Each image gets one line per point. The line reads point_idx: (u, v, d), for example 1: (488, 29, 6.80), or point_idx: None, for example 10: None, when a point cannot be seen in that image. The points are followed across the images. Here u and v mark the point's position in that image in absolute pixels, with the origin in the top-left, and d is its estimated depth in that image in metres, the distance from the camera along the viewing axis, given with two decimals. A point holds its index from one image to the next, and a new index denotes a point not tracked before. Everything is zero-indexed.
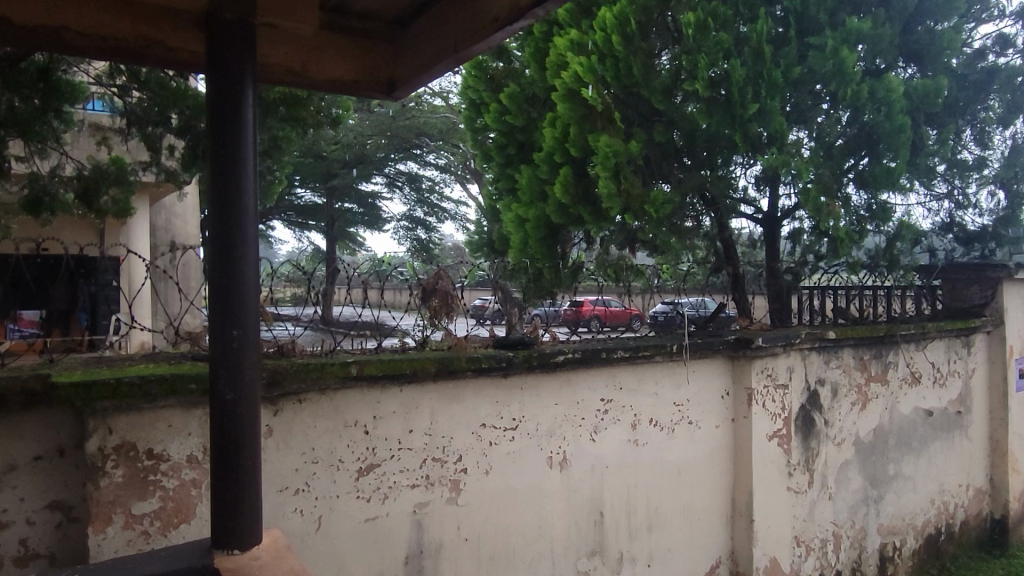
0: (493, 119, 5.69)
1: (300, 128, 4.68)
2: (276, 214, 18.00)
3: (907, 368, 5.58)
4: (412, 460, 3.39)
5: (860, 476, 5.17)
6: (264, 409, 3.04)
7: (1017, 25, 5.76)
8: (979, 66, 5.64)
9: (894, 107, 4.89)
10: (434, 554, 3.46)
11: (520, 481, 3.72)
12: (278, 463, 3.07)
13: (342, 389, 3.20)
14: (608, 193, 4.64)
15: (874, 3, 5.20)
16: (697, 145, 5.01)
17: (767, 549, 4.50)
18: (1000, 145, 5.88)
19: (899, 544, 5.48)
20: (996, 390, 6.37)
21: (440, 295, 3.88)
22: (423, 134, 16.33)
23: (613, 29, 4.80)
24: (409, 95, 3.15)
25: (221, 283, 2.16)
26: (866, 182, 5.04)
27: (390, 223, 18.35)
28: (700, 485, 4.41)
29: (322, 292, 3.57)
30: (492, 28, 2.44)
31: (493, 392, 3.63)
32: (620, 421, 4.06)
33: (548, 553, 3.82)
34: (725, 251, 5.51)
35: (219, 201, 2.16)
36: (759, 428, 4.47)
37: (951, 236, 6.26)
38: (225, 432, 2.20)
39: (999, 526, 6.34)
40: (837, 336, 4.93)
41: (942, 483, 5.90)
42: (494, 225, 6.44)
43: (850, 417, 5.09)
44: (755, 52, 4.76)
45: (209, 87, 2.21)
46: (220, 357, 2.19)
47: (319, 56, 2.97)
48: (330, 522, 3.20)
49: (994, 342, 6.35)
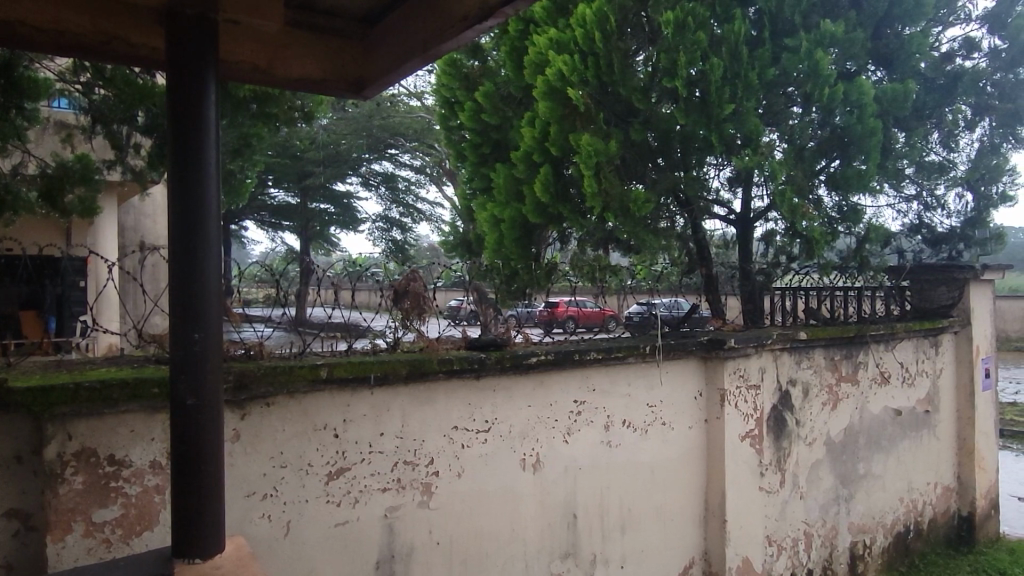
0: (468, 118, 5.69)
1: (271, 125, 4.67)
2: (249, 212, 17.93)
3: (877, 368, 5.65)
4: (384, 463, 3.36)
5: (831, 475, 5.22)
6: (231, 412, 2.98)
7: (983, 29, 5.89)
8: (946, 69, 5.77)
9: (866, 111, 4.95)
10: (405, 559, 3.42)
11: (493, 484, 3.69)
12: (245, 468, 3.01)
13: (311, 392, 3.15)
14: (590, 193, 4.68)
15: (845, 6, 5.29)
16: (672, 145, 5.01)
17: (740, 549, 4.52)
18: (966, 147, 6.01)
19: (869, 542, 5.54)
20: (963, 389, 6.46)
21: (412, 296, 3.85)
22: (398, 134, 16.22)
23: (592, 26, 4.80)
24: (378, 94, 3.13)
25: (182, 284, 2.10)
26: (838, 184, 5.10)
27: (365, 223, 18.25)
28: (673, 486, 4.41)
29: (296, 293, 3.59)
30: (462, 26, 2.41)
31: (466, 395, 3.61)
32: (593, 423, 4.06)
33: (521, 555, 3.80)
34: (698, 252, 5.59)
35: (181, 203, 2.11)
36: (731, 428, 4.49)
37: (920, 237, 6.30)
38: (186, 437, 2.14)
39: (967, 523, 6.43)
40: (809, 336, 4.98)
41: (911, 481, 5.97)
42: (469, 226, 6.45)
43: (821, 416, 5.14)
44: (733, 52, 4.82)
45: (170, 82, 2.15)
46: (180, 361, 2.13)
47: (287, 54, 2.93)
48: (299, 528, 3.15)
49: (962, 342, 6.44)
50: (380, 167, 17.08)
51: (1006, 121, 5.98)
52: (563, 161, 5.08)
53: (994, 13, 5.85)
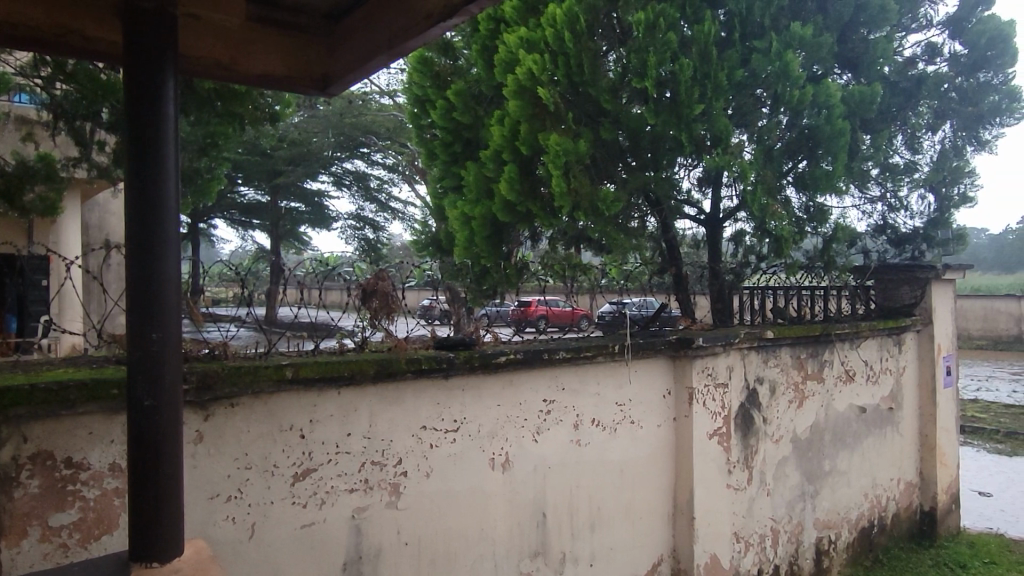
0: (439, 117, 5.66)
1: (238, 123, 4.63)
2: (217, 209, 17.96)
3: (842, 366, 5.74)
4: (350, 464, 3.33)
5: (797, 472, 5.30)
6: (194, 413, 2.93)
7: (945, 34, 6.05)
8: (909, 74, 5.92)
9: (834, 112, 5.04)
10: (373, 560, 3.40)
11: (462, 483, 3.68)
12: (209, 470, 2.97)
13: (277, 393, 3.11)
14: (559, 192, 4.66)
15: (812, 10, 5.37)
16: (642, 146, 5.05)
17: (708, 546, 4.56)
18: (929, 150, 6.13)
19: (834, 538, 5.63)
20: (925, 386, 6.58)
21: (379, 296, 3.80)
22: (370, 133, 15.87)
23: (562, 26, 4.79)
24: (344, 92, 3.11)
25: (139, 283, 2.06)
26: (806, 184, 5.17)
27: (336, 222, 18.27)
28: (642, 484, 4.44)
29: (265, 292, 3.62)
30: (427, 24, 2.40)
31: (434, 394, 3.59)
32: (562, 422, 4.07)
33: (490, 554, 3.79)
34: (670, 251, 5.62)
35: (138, 200, 2.06)
36: (699, 427, 4.52)
37: (884, 237, 6.43)
38: (142, 438, 2.10)
39: (928, 518, 6.56)
40: (775, 334, 5.04)
41: (875, 477, 6.07)
42: (441, 224, 6.44)
43: (788, 414, 5.21)
44: (702, 54, 4.86)
45: (127, 76, 2.10)
46: (137, 360, 2.09)
47: (250, 50, 2.90)
48: (264, 530, 3.11)
49: (924, 341, 6.56)
50: (351, 166, 17.01)
51: (967, 124, 6.14)
52: (534, 161, 5.07)
53: (955, 18, 6.02)
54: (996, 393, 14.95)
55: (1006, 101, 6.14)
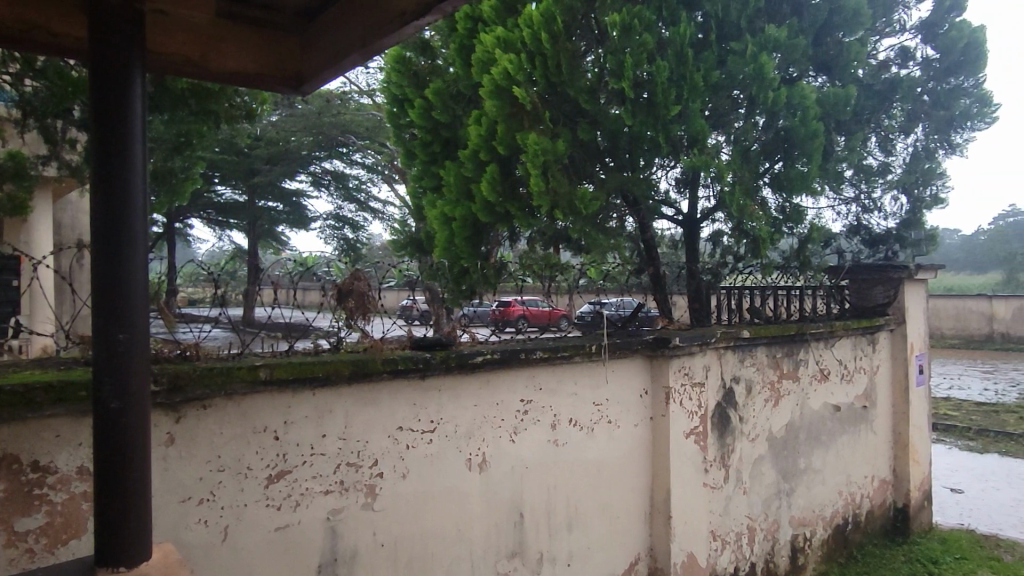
0: (417, 116, 5.64)
1: (213, 121, 4.58)
2: (194, 209, 17.78)
3: (817, 366, 5.80)
4: (326, 466, 3.30)
5: (773, 470, 5.34)
6: (165, 415, 2.89)
7: (918, 38, 6.14)
8: (883, 77, 6.01)
9: (808, 114, 5.06)
10: (348, 562, 3.37)
11: (438, 484, 3.67)
12: (180, 473, 2.93)
13: (250, 394, 3.08)
14: (537, 191, 4.68)
15: (787, 13, 5.42)
16: (619, 146, 5.07)
17: (685, 544, 4.58)
18: (902, 152, 6.22)
19: (809, 535, 5.68)
20: (898, 385, 6.67)
21: (356, 296, 3.82)
22: (349, 132, 15.77)
23: (540, 26, 4.78)
24: (317, 91, 3.10)
25: (105, 283, 2.03)
26: (782, 185, 5.22)
27: (315, 222, 18.20)
28: (619, 483, 4.45)
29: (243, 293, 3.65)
30: (400, 22, 2.38)
31: (411, 395, 3.57)
32: (539, 422, 4.07)
33: (467, 555, 3.77)
34: (647, 250, 5.64)
35: (103, 198, 2.03)
36: (676, 426, 4.55)
37: (858, 239, 6.53)
38: (109, 440, 2.07)
39: (901, 514, 6.66)
40: (751, 334, 5.08)
41: (849, 475, 6.14)
42: (420, 224, 6.41)
43: (764, 413, 5.25)
44: (679, 55, 4.88)
45: (92, 73, 2.06)
46: (103, 362, 2.05)
47: (221, 48, 2.88)
48: (238, 533, 3.07)
49: (897, 340, 6.65)
50: (330, 165, 16.94)
51: (939, 127, 6.23)
52: (513, 161, 5.07)
53: (928, 23, 6.11)
54: (968, 391, 15.18)
55: (977, 106, 6.25)
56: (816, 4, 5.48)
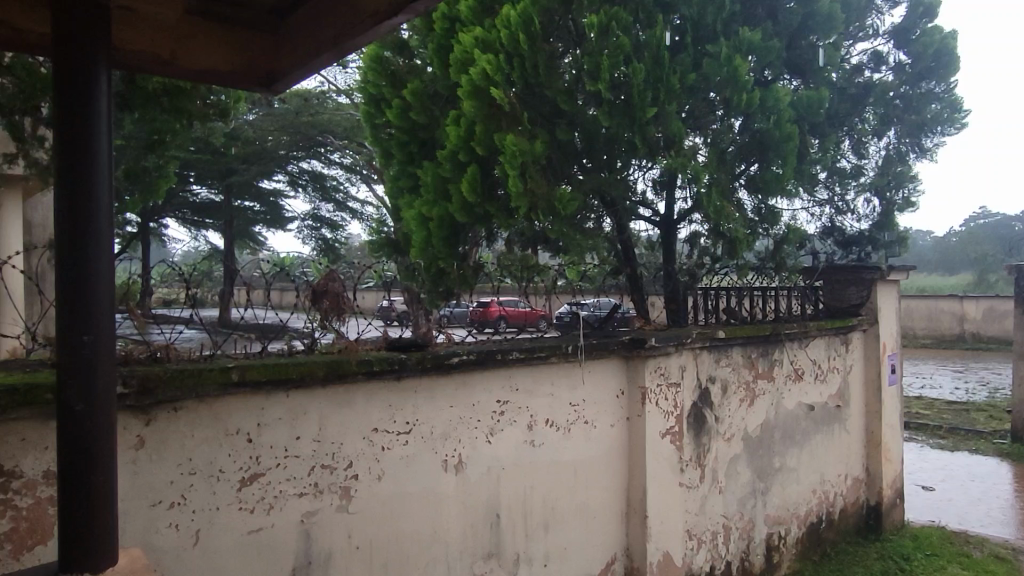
0: (394, 116, 5.62)
1: (186, 120, 4.55)
2: (169, 208, 17.58)
3: (791, 365, 5.86)
4: (300, 468, 3.27)
5: (748, 469, 5.39)
6: (135, 418, 2.85)
7: (890, 44, 6.24)
8: (857, 81, 6.11)
9: (783, 117, 5.12)
10: (323, 565, 3.34)
11: (414, 485, 3.65)
12: (150, 476, 2.89)
13: (222, 396, 3.04)
14: (516, 192, 4.65)
15: (762, 16, 5.48)
16: (596, 146, 5.09)
17: (661, 544, 4.60)
18: (875, 155, 6.30)
19: (784, 533, 5.74)
20: (871, 384, 6.76)
21: (330, 297, 3.78)
22: (327, 132, 15.65)
23: (517, 27, 4.77)
24: (289, 90, 3.12)
25: (69, 284, 1.99)
26: (757, 186, 5.27)
27: (293, 222, 18.13)
28: (595, 484, 4.46)
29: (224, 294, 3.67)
30: (372, 21, 2.38)
31: (387, 396, 3.55)
32: (516, 423, 4.07)
33: (443, 557, 3.76)
34: (625, 251, 5.70)
35: (67, 198, 1.99)
36: (652, 426, 4.57)
37: (831, 240, 6.64)
38: (74, 444, 2.03)
39: (874, 512, 6.75)
40: (727, 334, 5.12)
41: (823, 474, 6.22)
42: (398, 224, 6.38)
43: (739, 413, 5.30)
44: (655, 58, 4.91)
45: (55, 71, 2.03)
46: (67, 364, 2.02)
47: (191, 44, 2.86)
48: (210, 537, 3.03)
49: (870, 340, 6.74)
50: (308, 165, 16.85)
51: (911, 131, 6.33)
52: (490, 162, 5.05)
53: (901, 28, 6.20)
54: (940, 390, 15.41)
55: (947, 111, 6.37)
56: (791, 8, 5.54)
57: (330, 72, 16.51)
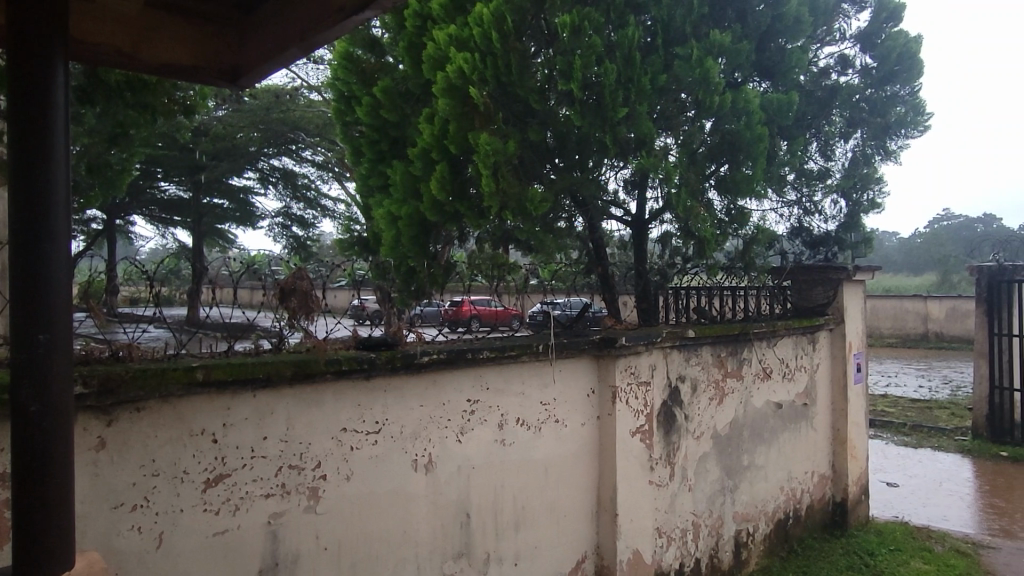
0: (365, 113, 5.58)
1: (150, 115, 4.55)
2: (135, 204, 17.27)
3: (760, 364, 5.93)
4: (266, 468, 3.23)
5: (717, 467, 5.44)
6: (96, 418, 2.78)
7: (857, 48, 6.36)
8: (824, 84, 6.22)
9: (753, 119, 5.16)
10: (290, 566, 3.30)
11: (384, 485, 3.62)
12: (112, 478, 2.82)
13: (187, 396, 2.99)
14: (488, 192, 4.66)
15: (731, 18, 5.54)
16: (568, 146, 5.10)
17: (631, 541, 4.63)
18: (841, 157, 6.42)
19: (752, 530, 5.80)
20: (837, 382, 6.87)
21: (299, 296, 3.73)
22: (298, 129, 15.51)
23: (490, 26, 4.76)
24: (255, 85, 3.09)
25: (23, 281, 1.94)
26: (728, 187, 5.30)
27: (263, 219, 17.97)
28: (566, 482, 4.47)
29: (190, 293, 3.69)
30: (338, 17, 2.37)
31: (356, 395, 3.52)
32: (486, 422, 4.06)
33: (413, 557, 3.73)
34: (596, 251, 5.71)
35: (23, 192, 1.94)
36: (622, 424, 4.59)
37: (800, 240, 6.71)
38: (29, 445, 1.98)
39: (840, 508, 6.86)
40: (696, 334, 5.17)
41: (790, 471, 6.30)
42: (368, 223, 6.34)
43: (708, 411, 5.35)
44: (626, 58, 4.94)
45: (10, 62, 1.97)
46: (22, 364, 1.97)
47: (153, 37, 2.82)
48: (173, 539, 2.98)
49: (836, 339, 6.85)
50: (279, 162, 16.68)
51: (876, 134, 6.45)
52: (461, 160, 5.03)
53: (866, 33, 6.33)
54: (903, 388, 15.73)
55: (911, 114, 6.49)
56: (760, 11, 5.60)
57: (301, 69, 16.36)
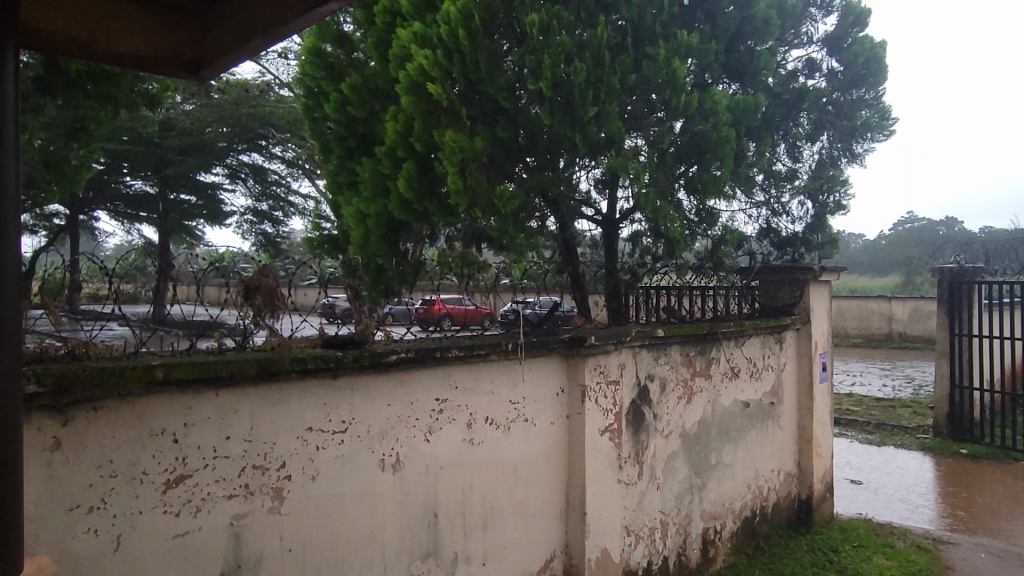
0: (332, 110, 5.50)
1: (111, 107, 4.57)
2: (100, 199, 16.97)
3: (727, 363, 5.99)
4: (229, 469, 3.17)
5: (685, 466, 5.48)
6: (51, 418, 2.70)
7: (824, 51, 6.45)
8: (792, 87, 6.31)
9: (720, 120, 5.19)
10: (253, 568, 3.25)
11: (350, 486, 3.58)
12: (67, 479, 2.74)
13: (147, 395, 2.92)
14: (455, 189, 4.61)
15: (701, 20, 5.58)
16: (539, 145, 5.11)
17: (599, 540, 4.63)
18: (808, 159, 6.51)
19: (719, 528, 5.86)
20: (803, 382, 6.96)
21: (264, 292, 3.66)
22: (269, 125, 15.37)
23: (457, 23, 4.72)
24: (217, 77, 3.04)
25: None
26: (696, 187, 5.33)
27: (232, 216, 17.73)
28: (535, 481, 4.47)
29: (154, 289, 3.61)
30: (303, 9, 2.34)
31: (322, 395, 3.48)
32: (455, 421, 4.03)
33: (380, 558, 3.69)
34: (567, 250, 5.73)
35: None
36: (591, 423, 4.60)
37: (767, 241, 6.81)
38: None
39: (805, 506, 6.96)
40: (665, 333, 5.20)
41: (757, 469, 6.37)
42: (338, 221, 6.28)
43: (677, 410, 5.38)
44: (595, 58, 4.94)
45: None
46: None
47: (111, 26, 2.79)
48: (131, 542, 2.90)
49: (802, 338, 6.94)
50: (248, 158, 16.46)
51: (842, 136, 6.56)
52: (429, 158, 4.98)
53: (833, 37, 6.42)
54: (868, 387, 16.04)
55: (876, 117, 6.61)
56: (729, 12, 5.64)
57: (271, 63, 16.17)
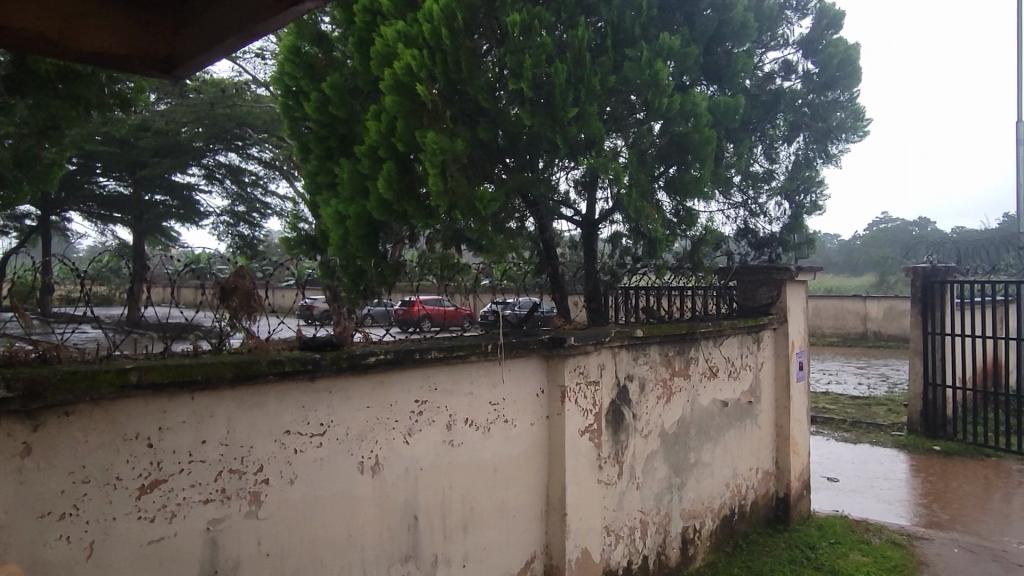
0: (313, 110, 5.46)
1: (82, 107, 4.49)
2: (72, 199, 16.69)
3: (706, 363, 6.03)
4: (205, 473, 3.13)
5: (665, 465, 5.51)
6: (21, 423, 2.65)
7: (800, 53, 6.52)
8: (768, 88, 6.38)
9: (701, 121, 5.21)
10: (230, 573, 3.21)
11: (329, 489, 3.55)
12: (39, 485, 2.69)
13: (121, 399, 2.88)
14: (436, 191, 4.59)
15: (680, 21, 5.62)
16: (519, 146, 5.12)
17: (579, 540, 4.64)
18: (785, 160, 6.58)
19: (698, 526, 5.89)
20: (780, 381, 7.03)
21: (241, 295, 3.62)
22: (246, 125, 15.25)
23: (439, 22, 4.71)
24: (192, 75, 3.04)
25: None
26: (676, 187, 5.37)
27: (208, 217, 17.54)
28: (515, 482, 4.46)
29: (129, 291, 3.56)
30: (278, 8, 2.33)
31: (300, 397, 3.44)
32: (434, 422, 4.02)
33: (359, 561, 3.66)
34: (547, 250, 5.74)
35: None
36: (571, 423, 4.61)
37: (745, 241, 6.84)
38: None
39: (783, 503, 7.02)
40: (644, 334, 5.22)
41: (736, 468, 6.42)
42: (316, 221, 6.23)
43: (656, 410, 5.41)
44: (576, 59, 4.95)
45: None
46: None
47: (81, 25, 2.77)
48: (105, 548, 2.85)
49: (780, 337, 7.02)
50: (225, 159, 16.29)
51: (818, 137, 6.64)
52: (409, 158, 4.95)
53: (809, 39, 6.49)
54: (844, 386, 16.21)
55: (851, 119, 6.70)
56: (707, 15, 5.69)
57: (249, 63, 16.03)
